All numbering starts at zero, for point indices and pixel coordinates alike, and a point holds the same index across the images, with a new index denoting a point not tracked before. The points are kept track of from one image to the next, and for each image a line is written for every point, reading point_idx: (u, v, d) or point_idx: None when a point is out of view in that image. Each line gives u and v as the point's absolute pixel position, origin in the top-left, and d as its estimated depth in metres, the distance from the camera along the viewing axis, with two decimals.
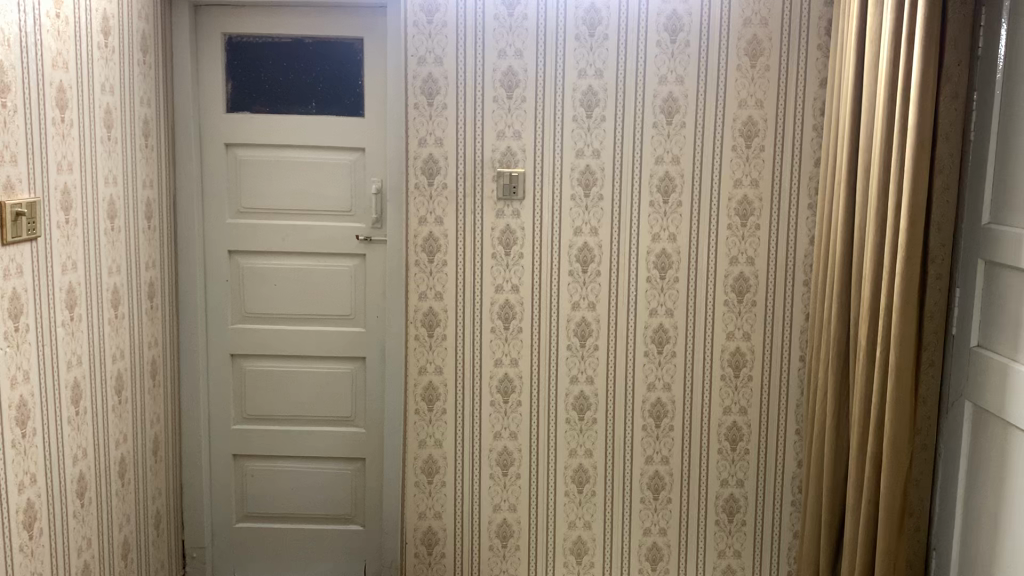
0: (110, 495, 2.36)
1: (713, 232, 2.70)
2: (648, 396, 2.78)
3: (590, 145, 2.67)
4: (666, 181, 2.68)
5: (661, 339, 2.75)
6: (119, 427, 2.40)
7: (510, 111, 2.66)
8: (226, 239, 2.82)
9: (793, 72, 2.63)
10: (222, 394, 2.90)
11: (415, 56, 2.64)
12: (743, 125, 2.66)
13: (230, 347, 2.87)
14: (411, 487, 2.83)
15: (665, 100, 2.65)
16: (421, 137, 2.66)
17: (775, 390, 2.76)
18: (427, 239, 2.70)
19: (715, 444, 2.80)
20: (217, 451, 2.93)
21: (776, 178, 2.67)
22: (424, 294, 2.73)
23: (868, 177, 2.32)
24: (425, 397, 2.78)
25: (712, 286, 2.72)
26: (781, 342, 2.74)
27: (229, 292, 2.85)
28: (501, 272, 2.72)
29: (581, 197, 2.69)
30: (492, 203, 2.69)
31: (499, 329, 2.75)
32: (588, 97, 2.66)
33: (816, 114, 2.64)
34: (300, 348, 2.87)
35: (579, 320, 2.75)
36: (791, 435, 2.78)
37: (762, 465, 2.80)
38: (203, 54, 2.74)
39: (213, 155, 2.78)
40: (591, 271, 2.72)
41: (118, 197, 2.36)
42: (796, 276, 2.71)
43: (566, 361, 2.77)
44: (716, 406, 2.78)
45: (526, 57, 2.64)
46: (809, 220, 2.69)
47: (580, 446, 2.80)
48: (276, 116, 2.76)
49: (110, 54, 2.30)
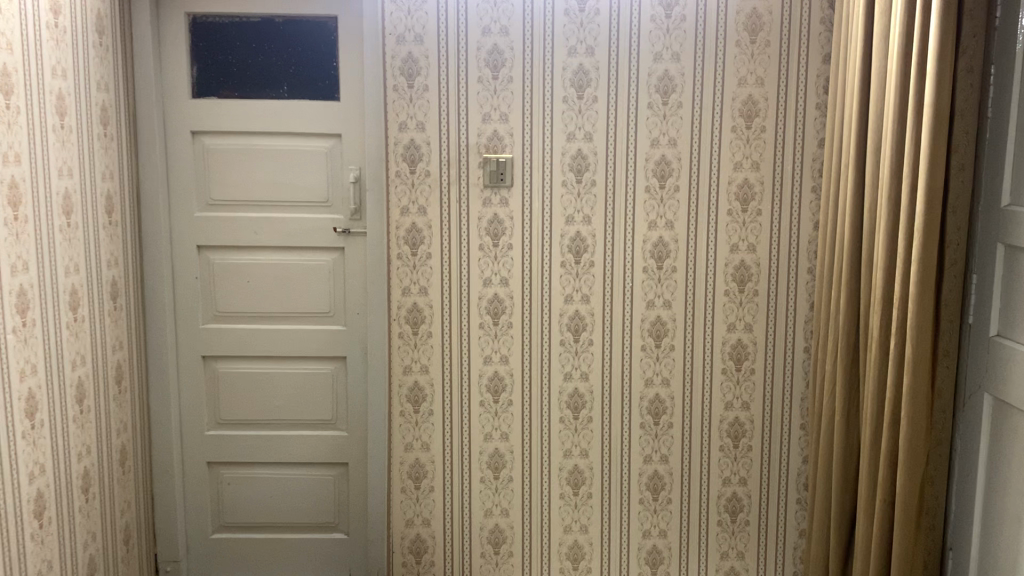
0: (72, 513, 2.18)
1: (711, 218, 2.56)
2: (647, 392, 2.64)
3: (582, 128, 2.52)
4: (663, 164, 2.53)
5: (660, 333, 2.61)
6: (81, 438, 2.22)
7: (497, 92, 2.50)
8: (195, 233, 2.64)
9: (795, 47, 2.49)
10: (194, 398, 2.73)
11: (394, 35, 2.47)
12: (743, 104, 2.51)
13: (201, 348, 2.70)
14: (397, 493, 2.67)
15: (661, 79, 2.50)
16: (400, 122, 2.50)
17: (780, 383, 2.63)
18: (410, 230, 2.54)
19: (716, 441, 2.66)
20: (191, 459, 2.76)
21: (778, 161, 2.53)
22: (408, 288, 2.57)
23: (880, 157, 2.18)
24: (410, 398, 2.63)
25: (713, 275, 2.58)
26: (785, 333, 2.61)
27: (199, 290, 2.68)
28: (489, 264, 2.57)
29: (573, 183, 2.54)
30: (479, 190, 2.53)
31: (488, 325, 2.60)
32: (580, 76, 2.50)
33: (819, 92, 2.50)
34: (277, 349, 2.71)
35: (573, 314, 2.60)
36: (796, 430, 2.65)
37: (766, 462, 2.67)
38: (165, 34, 2.55)
39: (178, 144, 2.60)
40: (585, 262, 2.57)
41: (74, 191, 2.18)
42: (801, 263, 2.57)
43: (560, 357, 2.62)
44: (718, 403, 2.64)
45: (512, 34, 2.48)
46: (813, 205, 2.55)
47: (575, 446, 2.66)
48: (246, 102, 2.59)
49: (62, 34, 2.10)
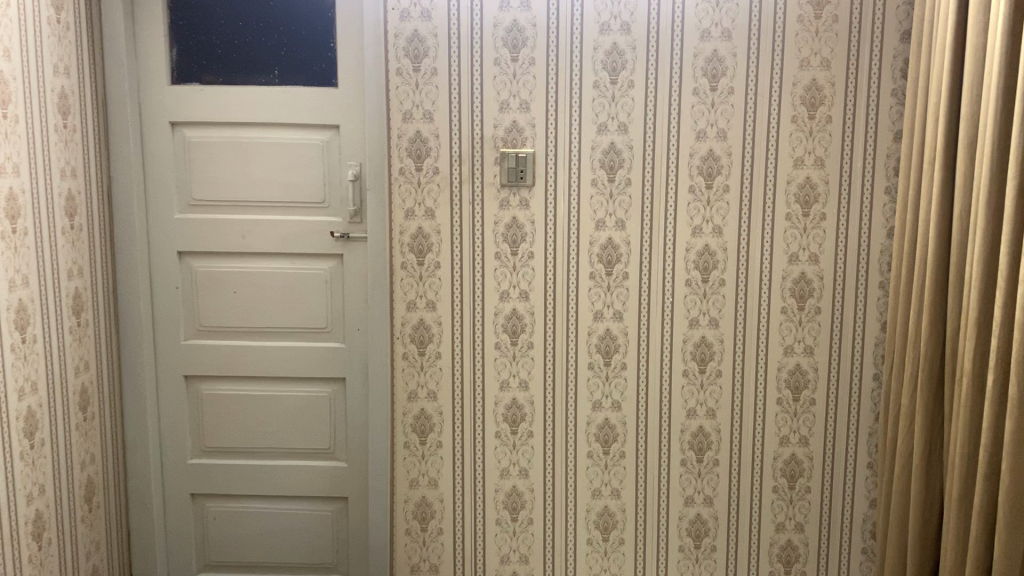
0: (18, 565, 1.88)
1: (767, 222, 2.19)
2: (689, 425, 2.28)
3: (615, 118, 2.16)
4: (710, 161, 2.17)
5: (705, 356, 2.26)
6: (30, 477, 1.92)
7: (516, 77, 2.15)
8: (175, 238, 2.34)
9: (868, 23, 2.11)
10: (176, 423, 2.43)
11: (397, 10, 2.13)
12: (806, 90, 2.14)
13: (184, 367, 2.40)
14: (401, 535, 2.35)
15: (708, 60, 2.14)
16: (405, 111, 2.16)
17: (844, 415, 2.27)
18: (416, 235, 2.21)
19: (769, 481, 2.30)
20: (172, 489, 2.46)
21: (846, 157, 2.16)
22: (413, 303, 2.24)
23: (976, 154, 1.80)
24: (415, 427, 2.30)
25: (768, 291, 2.22)
26: (852, 357, 2.24)
27: (181, 302, 2.38)
28: (507, 276, 2.23)
29: (605, 183, 2.19)
30: (495, 189, 2.19)
31: (505, 345, 2.26)
32: (613, 58, 2.14)
33: (895, 76, 2.12)
34: (268, 368, 2.39)
35: (603, 333, 2.25)
36: (863, 470, 2.28)
37: (826, 507, 2.31)
38: (140, 13, 2.24)
39: (156, 136, 2.29)
40: (617, 273, 2.22)
41: (21, 191, 1.87)
42: (871, 277, 2.21)
43: (588, 384, 2.27)
44: (772, 437, 2.28)
45: (535, 9, 2.13)
46: (887, 209, 2.18)
47: (605, 485, 2.31)
48: (231, 89, 2.27)
49: (3, 8, 1.79)
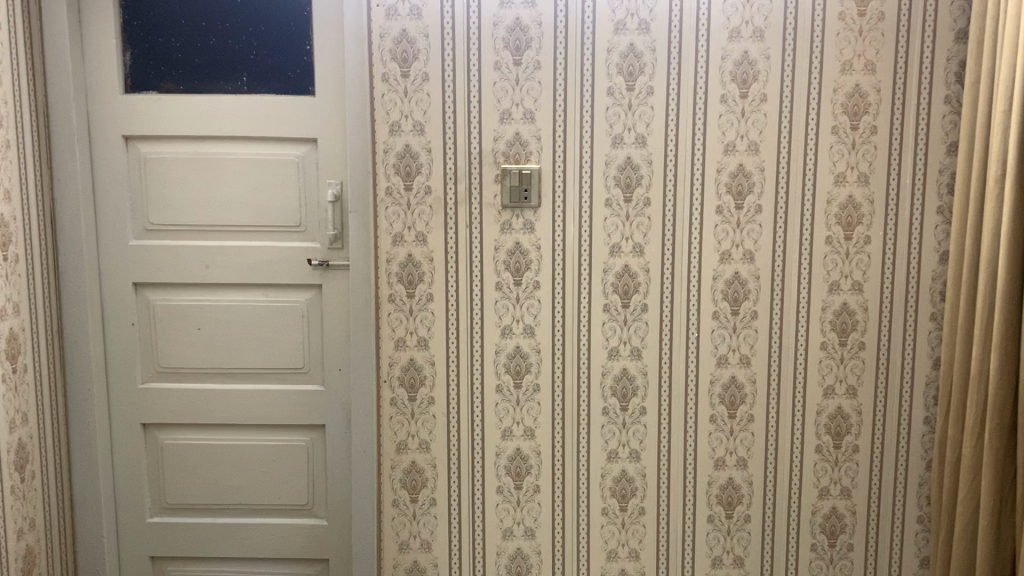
0: None
1: (804, 246, 1.93)
2: (716, 476, 2.02)
3: (633, 129, 1.90)
4: (739, 177, 1.91)
5: (735, 400, 1.99)
6: None
7: (519, 82, 1.88)
8: (130, 268, 2.05)
9: (919, 20, 1.86)
10: (133, 477, 2.14)
11: (382, 6, 1.86)
12: (848, 97, 1.88)
13: (141, 414, 2.11)
14: None
15: (738, 65, 1.88)
16: (393, 122, 1.89)
17: (891, 463, 2.00)
18: (406, 264, 1.93)
19: (807, 539, 2.04)
20: (130, 551, 2.17)
21: (894, 173, 1.90)
22: (402, 341, 1.96)
23: None
24: (406, 482, 2.01)
25: (805, 325, 1.96)
26: (900, 398, 1.98)
27: (138, 340, 2.09)
28: (509, 309, 1.95)
29: (620, 204, 1.92)
30: (496, 212, 1.92)
31: (508, 388, 1.98)
32: (629, 60, 1.88)
33: (949, 81, 1.87)
34: (236, 414, 2.11)
35: (619, 373, 1.98)
36: (914, 525, 2.02)
37: (871, 568, 2.04)
38: (87, 12, 1.96)
39: (108, 152, 2.01)
40: (634, 306, 1.95)
41: None
42: (922, 307, 1.95)
43: (602, 431, 2.00)
44: (810, 489, 2.02)
45: (540, 5, 1.87)
46: (939, 230, 1.92)
47: (621, 546, 2.04)
48: (193, 98, 1.99)
49: None
